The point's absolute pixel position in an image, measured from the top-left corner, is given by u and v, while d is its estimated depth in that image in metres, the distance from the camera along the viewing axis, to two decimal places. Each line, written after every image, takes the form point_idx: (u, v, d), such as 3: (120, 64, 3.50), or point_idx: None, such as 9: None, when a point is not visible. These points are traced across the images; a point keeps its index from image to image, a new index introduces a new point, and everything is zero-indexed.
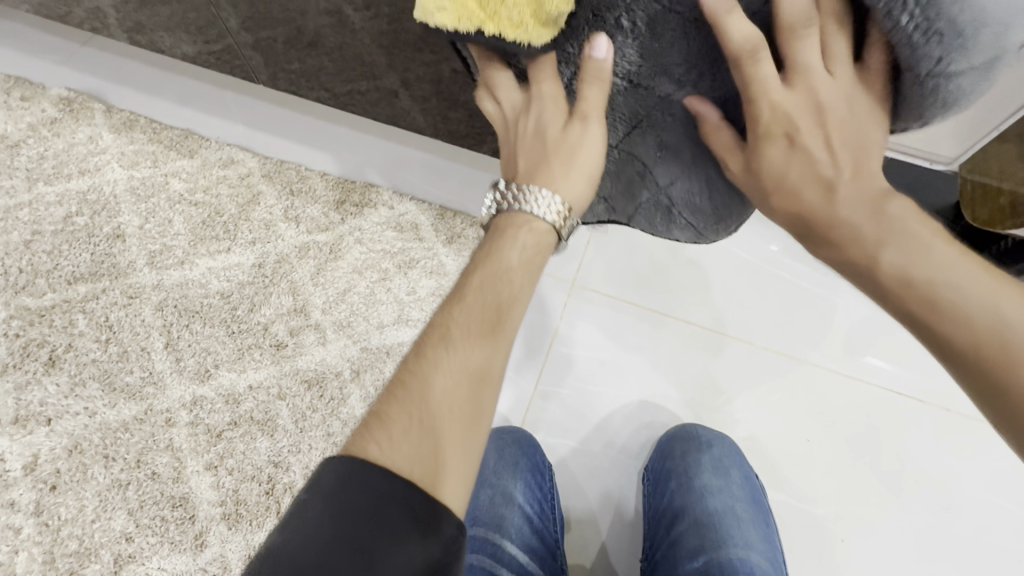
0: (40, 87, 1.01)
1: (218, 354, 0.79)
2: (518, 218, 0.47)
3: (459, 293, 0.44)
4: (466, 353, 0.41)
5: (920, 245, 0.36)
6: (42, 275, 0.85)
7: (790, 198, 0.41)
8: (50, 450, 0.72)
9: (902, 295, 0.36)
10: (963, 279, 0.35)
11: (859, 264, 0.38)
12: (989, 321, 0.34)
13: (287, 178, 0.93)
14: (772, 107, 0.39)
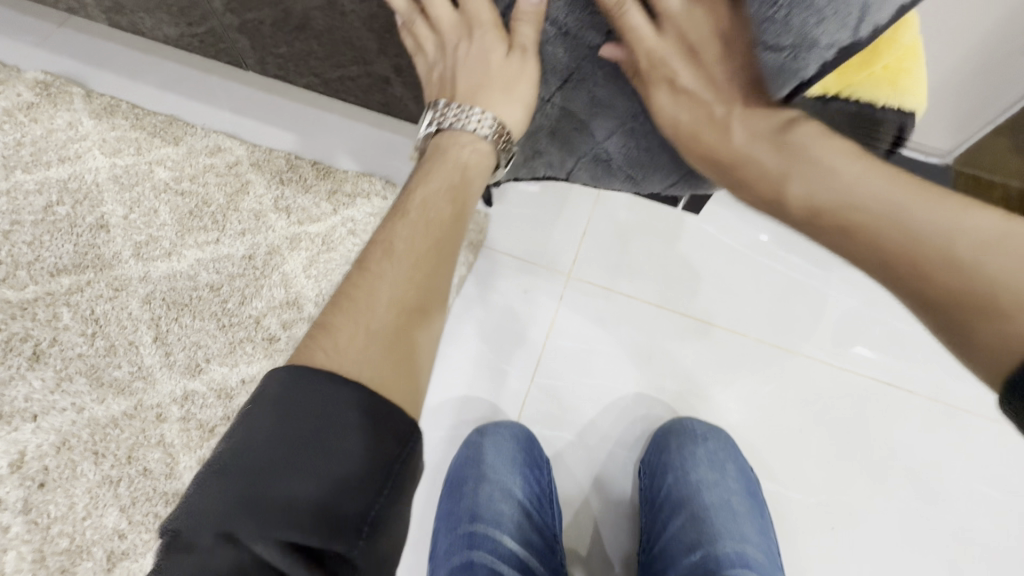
0: (14, 70, 0.96)
1: (209, 348, 0.78)
2: (460, 138, 0.53)
3: (404, 210, 0.48)
4: (423, 254, 0.45)
5: (817, 166, 0.43)
6: (23, 267, 0.82)
7: (697, 140, 0.49)
8: (37, 447, 0.71)
9: (816, 220, 0.43)
10: (863, 188, 0.41)
11: (772, 196, 0.46)
12: (892, 222, 0.39)
13: (277, 167, 0.90)
14: (651, 50, 0.46)
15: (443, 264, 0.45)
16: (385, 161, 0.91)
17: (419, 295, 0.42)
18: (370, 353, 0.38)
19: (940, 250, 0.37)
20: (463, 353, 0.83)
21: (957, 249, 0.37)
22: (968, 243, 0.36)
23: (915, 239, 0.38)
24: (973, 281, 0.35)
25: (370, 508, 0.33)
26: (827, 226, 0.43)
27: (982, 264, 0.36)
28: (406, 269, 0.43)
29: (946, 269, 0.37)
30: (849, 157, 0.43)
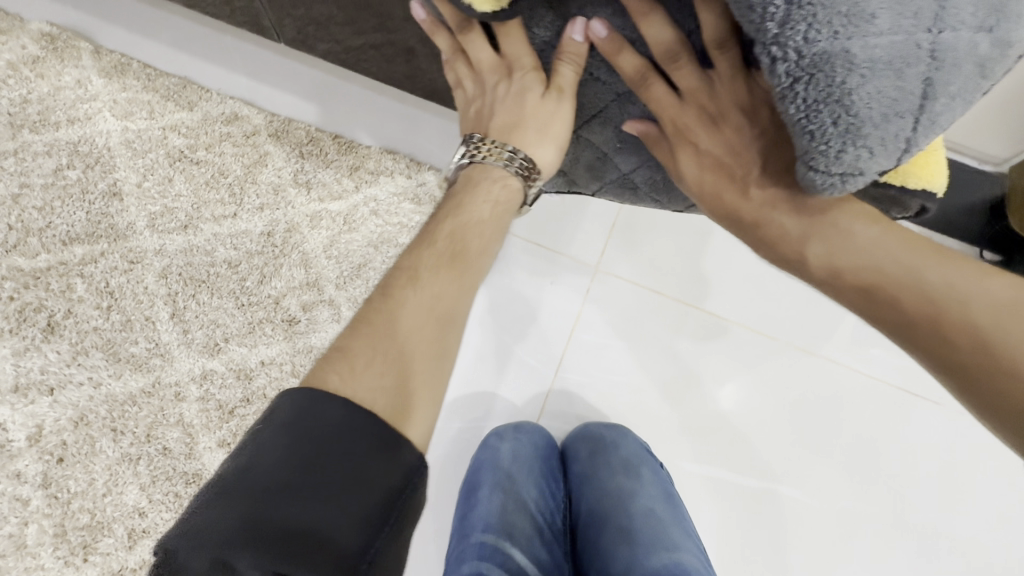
0: (17, 19, 0.91)
1: (227, 327, 0.76)
2: (494, 172, 0.51)
3: (433, 239, 0.46)
4: (447, 290, 0.43)
5: (839, 233, 0.41)
6: (34, 234, 0.79)
7: (716, 203, 0.44)
8: (55, 421, 0.70)
9: (836, 281, 0.42)
10: (885, 257, 0.40)
11: (792, 261, 0.43)
12: (914, 288, 0.39)
13: (297, 139, 0.86)
14: (672, 118, 0.43)
15: (464, 298, 0.44)
16: (412, 136, 0.86)
17: (438, 326, 0.41)
18: (385, 382, 0.36)
19: (967, 320, 0.37)
20: (476, 344, 0.82)
21: (976, 320, 0.37)
22: (990, 311, 0.37)
23: (943, 308, 0.38)
24: (1002, 353, 0.36)
25: (369, 548, 0.31)
26: (846, 289, 0.41)
27: (1005, 332, 0.37)
28: (432, 300, 0.42)
29: (974, 339, 0.37)
30: (865, 214, 0.41)
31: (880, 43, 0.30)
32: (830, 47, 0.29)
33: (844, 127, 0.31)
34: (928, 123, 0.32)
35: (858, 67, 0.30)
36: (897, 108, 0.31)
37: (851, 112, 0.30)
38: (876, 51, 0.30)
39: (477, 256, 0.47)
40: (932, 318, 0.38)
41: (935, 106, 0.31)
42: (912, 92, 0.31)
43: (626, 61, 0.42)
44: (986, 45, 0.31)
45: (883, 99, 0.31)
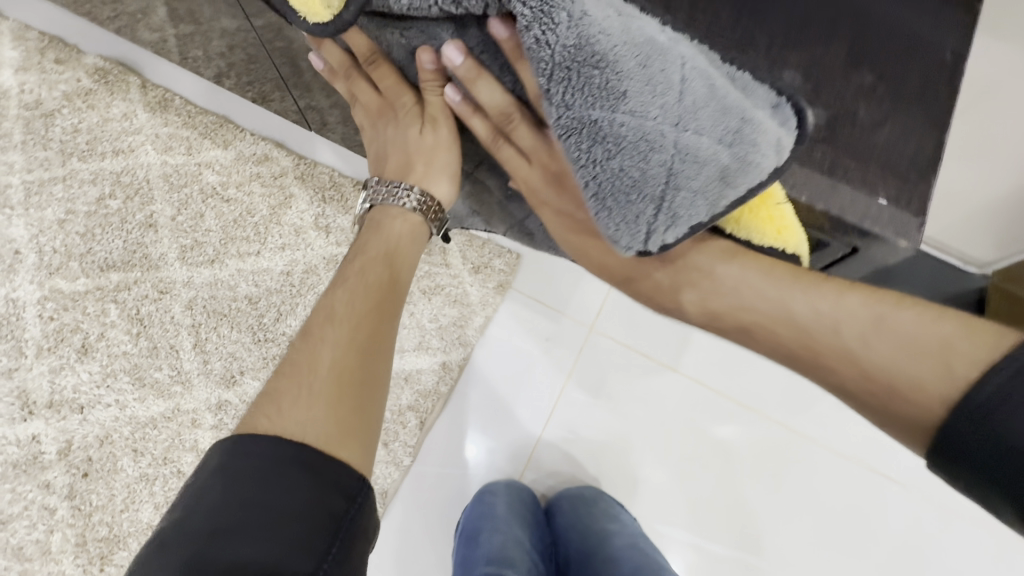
0: (74, 50, 0.98)
1: (244, 361, 0.82)
2: (390, 211, 0.51)
3: (345, 277, 0.50)
4: (361, 316, 0.46)
5: (705, 276, 0.45)
6: (76, 258, 0.87)
7: (595, 259, 0.49)
8: (82, 438, 0.77)
9: (717, 323, 0.46)
10: (751, 294, 0.43)
11: (673, 307, 0.47)
12: (785, 322, 0.42)
13: (321, 183, 0.92)
14: (523, 177, 0.46)
15: (387, 325, 0.48)
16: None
17: (360, 356, 0.45)
18: (316, 413, 0.40)
19: (835, 343, 0.40)
20: (466, 391, 0.86)
21: (846, 341, 0.39)
22: (859, 333, 0.39)
23: (811, 336, 0.41)
24: (871, 368, 0.39)
25: (320, 567, 0.35)
26: (731, 329, 0.45)
27: (871, 346, 0.39)
28: (351, 333, 0.45)
29: (845, 359, 0.40)
30: (722, 256, 0.44)
31: (624, 129, 0.35)
32: (576, 125, 0.35)
33: (591, 191, 0.37)
34: (670, 216, 0.37)
35: (599, 145, 0.35)
36: (635, 186, 0.36)
37: (596, 180, 0.36)
38: (620, 129, 0.35)
39: (389, 279, 0.50)
40: (809, 346, 0.41)
41: (674, 199, 0.36)
42: (651, 181, 0.36)
43: (476, 124, 0.45)
44: (727, 156, 0.35)
45: (624, 178, 0.36)
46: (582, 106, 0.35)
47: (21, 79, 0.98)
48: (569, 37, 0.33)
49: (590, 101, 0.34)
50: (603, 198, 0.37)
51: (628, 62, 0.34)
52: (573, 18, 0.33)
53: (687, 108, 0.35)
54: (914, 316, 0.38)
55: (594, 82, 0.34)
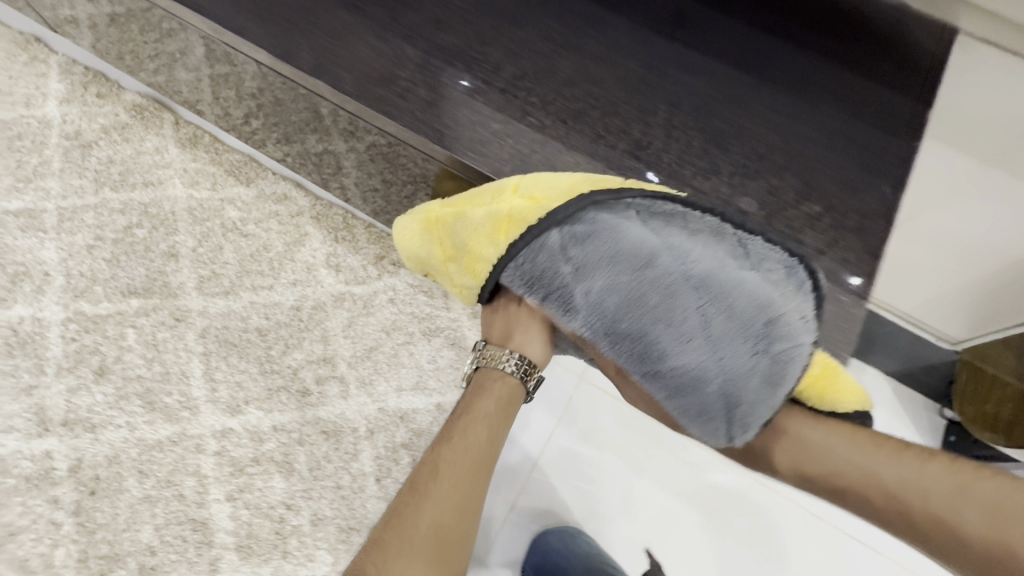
0: (115, 86, 1.07)
1: (249, 390, 0.86)
2: (494, 373, 0.61)
3: (449, 436, 0.59)
4: (463, 476, 0.56)
5: (797, 444, 0.57)
6: (100, 282, 0.92)
7: None
8: (92, 456, 0.81)
9: (813, 483, 0.57)
10: (838, 459, 0.55)
11: (767, 467, 0.59)
12: (874, 485, 0.53)
13: (334, 224, 0.98)
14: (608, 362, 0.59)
15: (481, 484, 0.57)
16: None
17: (454, 515, 0.55)
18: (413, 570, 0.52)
19: (920, 506, 0.51)
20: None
21: (931, 507, 0.50)
22: (941, 500, 0.50)
23: (900, 499, 0.52)
24: (958, 527, 0.49)
25: None
26: (827, 488, 0.56)
27: (951, 505, 0.50)
28: (448, 492, 0.55)
29: (932, 520, 0.50)
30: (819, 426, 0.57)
31: (682, 367, 0.54)
32: (666, 371, 0.55)
33: (680, 409, 0.56)
34: (739, 420, 0.54)
35: (676, 381, 0.55)
36: (707, 403, 0.55)
37: (679, 403, 0.55)
38: (676, 369, 0.54)
39: (485, 446, 0.58)
40: (896, 506, 0.52)
41: (735, 407, 0.54)
42: (713, 401, 0.54)
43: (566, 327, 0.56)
44: (763, 363, 0.53)
45: (695, 395, 0.54)
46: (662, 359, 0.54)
47: (64, 110, 1.05)
48: (602, 319, 0.54)
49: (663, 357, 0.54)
50: (697, 413, 0.55)
51: (657, 325, 0.53)
52: (625, 304, 0.54)
53: (712, 343, 0.53)
54: (985, 484, 0.50)
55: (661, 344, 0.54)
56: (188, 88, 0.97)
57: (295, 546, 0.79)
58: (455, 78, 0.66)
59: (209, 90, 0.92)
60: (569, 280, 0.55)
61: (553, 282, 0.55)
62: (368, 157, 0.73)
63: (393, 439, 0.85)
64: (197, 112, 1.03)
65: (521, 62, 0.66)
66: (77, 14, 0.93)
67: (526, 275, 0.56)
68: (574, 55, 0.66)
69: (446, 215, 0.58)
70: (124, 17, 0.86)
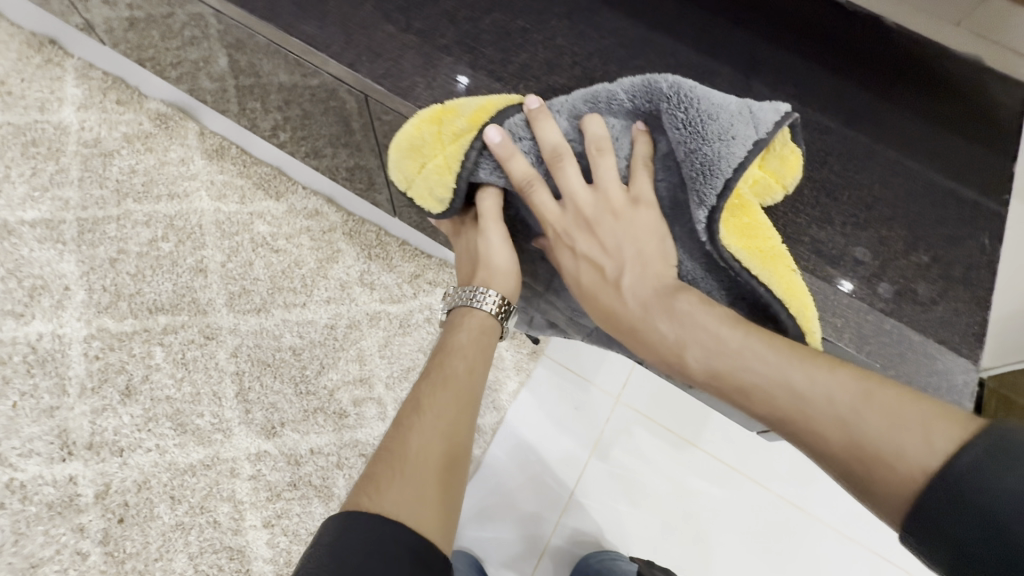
0: (136, 93, 1.03)
1: (285, 412, 0.84)
2: (465, 310, 0.54)
3: (425, 374, 0.50)
4: (451, 404, 0.47)
5: (699, 329, 0.43)
6: (125, 298, 0.89)
7: (596, 300, 0.48)
8: (121, 482, 0.78)
9: (721, 385, 0.42)
10: (748, 356, 0.41)
11: (674, 364, 0.44)
12: (781, 386, 0.39)
13: (367, 241, 0.97)
14: (561, 214, 0.49)
15: (465, 422, 0.47)
16: (436, 244, 0.92)
17: (445, 445, 0.45)
18: (415, 492, 0.41)
19: (830, 414, 0.37)
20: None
21: (834, 408, 0.37)
22: (845, 400, 0.37)
23: (808, 405, 0.38)
24: (867, 443, 0.36)
25: None
26: (729, 391, 0.42)
27: (868, 422, 0.36)
28: (435, 415, 0.46)
29: (840, 432, 0.37)
30: (721, 314, 0.43)
31: (691, 102, 0.45)
32: (677, 111, 0.45)
33: (708, 127, 0.44)
34: (750, 123, 0.45)
35: (690, 127, 0.45)
36: (733, 143, 0.44)
37: (707, 119, 0.44)
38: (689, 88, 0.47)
39: (466, 375, 0.49)
40: (801, 416, 0.38)
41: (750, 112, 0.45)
42: (741, 133, 0.44)
43: (517, 165, 0.49)
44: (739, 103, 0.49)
45: (711, 103, 0.45)
46: (665, 106, 0.46)
47: (81, 116, 1.01)
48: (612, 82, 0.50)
49: (672, 99, 0.46)
50: (718, 130, 0.44)
51: None
52: (632, 86, 0.48)
53: None
54: (894, 392, 0.37)
55: (661, 87, 0.46)
56: (213, 97, 0.94)
57: None
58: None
59: (235, 100, 0.89)
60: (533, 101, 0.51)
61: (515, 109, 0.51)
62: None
63: None
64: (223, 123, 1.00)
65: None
66: (93, 17, 0.89)
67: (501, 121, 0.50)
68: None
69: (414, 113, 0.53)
70: (145, 22, 0.83)
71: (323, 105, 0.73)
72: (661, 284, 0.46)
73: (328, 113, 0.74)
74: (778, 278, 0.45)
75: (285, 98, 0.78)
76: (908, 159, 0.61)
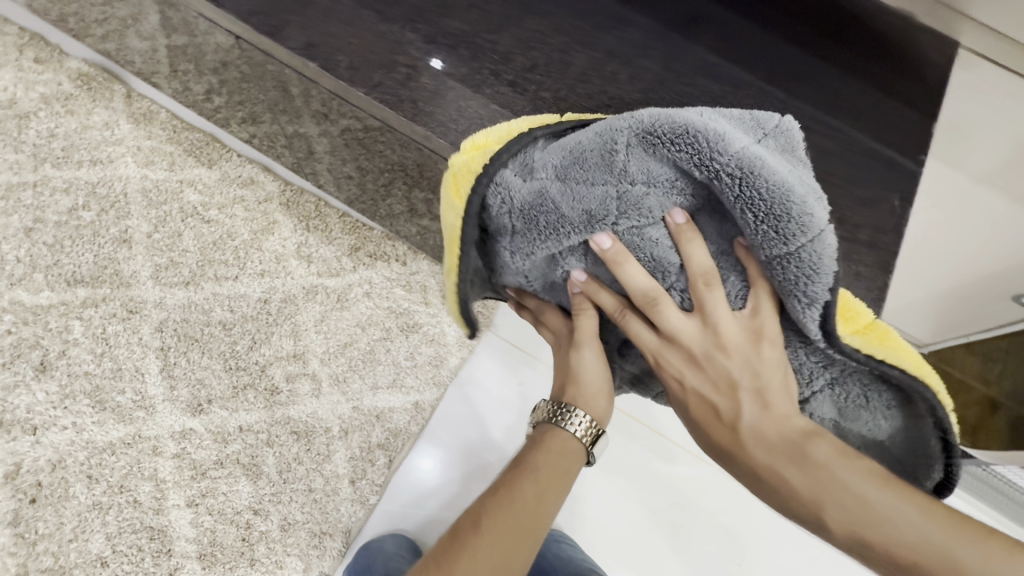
0: (56, 51, 0.96)
1: (212, 389, 0.81)
2: (552, 429, 0.48)
3: (493, 487, 0.46)
4: (512, 536, 0.43)
5: (848, 497, 0.38)
6: (41, 270, 0.84)
7: (719, 444, 0.43)
8: (33, 461, 0.74)
9: (867, 553, 0.37)
10: (903, 528, 0.36)
11: (811, 524, 0.39)
12: (946, 567, 0.35)
13: (305, 212, 0.92)
14: (668, 344, 0.44)
15: (522, 557, 0.43)
16: (377, 216, 0.89)
17: None
18: None
19: None
20: (439, 433, 0.83)
21: None
22: None
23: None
24: None
25: None
26: (881, 561, 0.37)
27: None
28: (490, 542, 0.42)
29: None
30: (861, 469, 0.38)
31: (766, 187, 0.36)
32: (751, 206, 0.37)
33: (790, 227, 0.37)
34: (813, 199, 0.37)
35: (770, 220, 0.37)
36: (821, 233, 0.37)
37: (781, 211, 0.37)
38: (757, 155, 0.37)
39: (535, 505, 0.44)
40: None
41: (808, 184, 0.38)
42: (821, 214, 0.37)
43: (606, 299, 0.45)
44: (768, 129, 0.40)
45: (778, 186, 0.36)
46: (746, 193, 0.37)
47: None
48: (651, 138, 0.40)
49: (738, 187, 0.37)
50: (800, 229, 0.37)
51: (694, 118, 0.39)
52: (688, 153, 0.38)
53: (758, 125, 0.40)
54: None
55: (723, 166, 0.37)
56: (141, 58, 0.88)
57: (262, 554, 0.75)
58: (450, 70, 0.62)
59: (167, 62, 0.83)
60: (569, 211, 0.42)
61: (549, 222, 0.43)
62: (340, 141, 0.71)
63: (369, 439, 0.81)
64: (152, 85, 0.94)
65: (532, 53, 0.63)
66: None
67: (509, 238, 0.45)
68: (587, 49, 0.64)
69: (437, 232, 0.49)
70: None
71: (256, 69, 0.69)
72: (789, 430, 0.41)
73: (264, 79, 0.70)
74: (902, 355, 0.38)
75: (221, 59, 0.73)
76: (830, 118, 0.62)
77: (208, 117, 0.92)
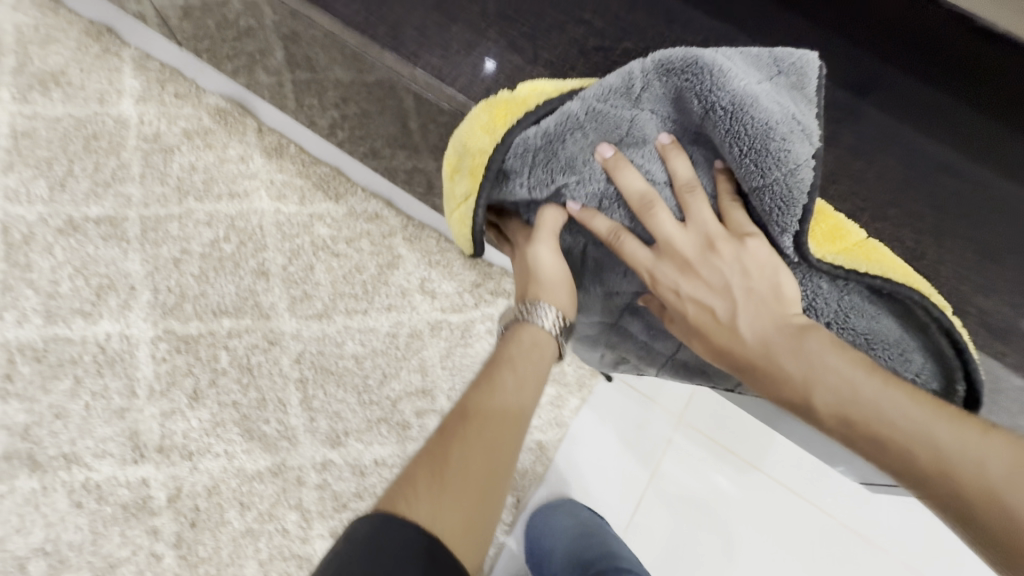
0: (194, 86, 1.00)
1: (349, 422, 0.84)
2: (529, 330, 0.49)
3: (476, 380, 0.46)
4: (500, 416, 0.43)
5: (833, 375, 0.40)
6: (190, 300, 0.89)
7: (709, 341, 0.46)
8: (191, 486, 0.79)
9: (855, 437, 0.40)
10: (886, 404, 0.39)
11: (798, 406, 0.42)
12: (921, 442, 0.37)
13: (427, 247, 0.95)
14: (661, 256, 0.47)
15: (513, 437, 0.43)
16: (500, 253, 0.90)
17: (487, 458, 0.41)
18: (451, 503, 0.39)
19: (980, 481, 0.36)
20: (557, 479, 0.88)
21: (983, 475, 0.36)
22: (1004, 470, 0.35)
23: (954, 469, 0.36)
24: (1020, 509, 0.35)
25: None
26: (862, 441, 0.40)
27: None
28: (477, 424, 0.42)
29: (988, 499, 0.35)
30: (848, 357, 0.41)
31: (752, 123, 0.43)
32: (742, 130, 0.43)
33: (777, 147, 0.42)
34: (801, 129, 0.43)
35: (756, 145, 0.43)
36: (799, 167, 0.42)
37: (772, 133, 0.42)
38: (752, 87, 0.43)
39: (517, 391, 0.46)
40: (939, 471, 0.37)
41: (802, 116, 0.44)
42: (803, 150, 0.43)
43: (600, 222, 0.48)
44: (776, 67, 0.45)
45: (765, 111, 0.42)
46: (740, 118, 0.43)
47: (141, 109, 0.99)
48: (670, 72, 0.46)
49: (729, 120, 0.43)
50: (786, 149, 0.42)
51: (710, 56, 0.45)
52: (699, 80, 0.44)
53: (764, 64, 0.46)
54: None
55: (719, 101, 0.43)
56: (270, 93, 0.90)
57: None
58: None
59: (292, 96, 0.85)
60: (586, 135, 0.47)
61: (569, 151, 0.47)
62: None
63: None
64: (281, 119, 0.97)
65: None
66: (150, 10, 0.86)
67: (524, 176, 0.48)
68: None
69: (454, 156, 0.50)
70: (201, 11, 0.78)
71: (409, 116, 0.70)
72: (780, 320, 0.43)
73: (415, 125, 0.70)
74: (889, 267, 0.44)
75: (341, 95, 0.74)
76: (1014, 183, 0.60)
77: (336, 153, 0.95)
